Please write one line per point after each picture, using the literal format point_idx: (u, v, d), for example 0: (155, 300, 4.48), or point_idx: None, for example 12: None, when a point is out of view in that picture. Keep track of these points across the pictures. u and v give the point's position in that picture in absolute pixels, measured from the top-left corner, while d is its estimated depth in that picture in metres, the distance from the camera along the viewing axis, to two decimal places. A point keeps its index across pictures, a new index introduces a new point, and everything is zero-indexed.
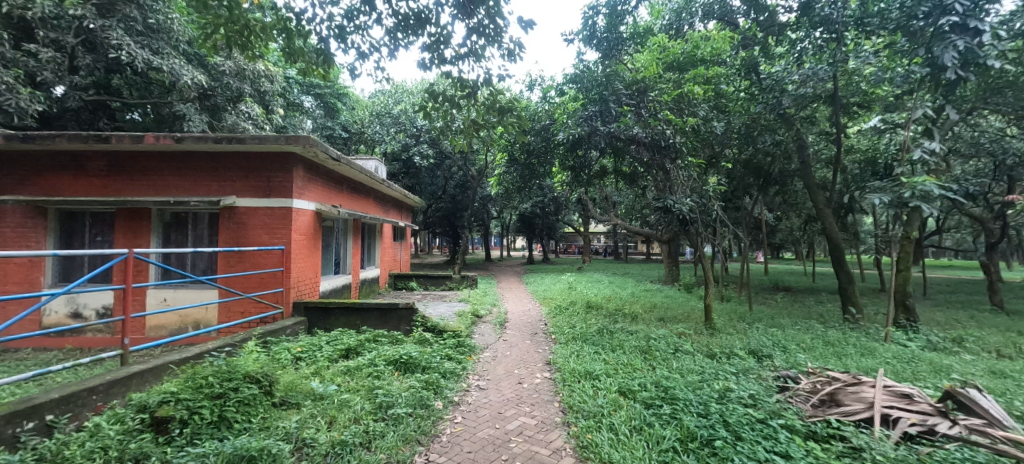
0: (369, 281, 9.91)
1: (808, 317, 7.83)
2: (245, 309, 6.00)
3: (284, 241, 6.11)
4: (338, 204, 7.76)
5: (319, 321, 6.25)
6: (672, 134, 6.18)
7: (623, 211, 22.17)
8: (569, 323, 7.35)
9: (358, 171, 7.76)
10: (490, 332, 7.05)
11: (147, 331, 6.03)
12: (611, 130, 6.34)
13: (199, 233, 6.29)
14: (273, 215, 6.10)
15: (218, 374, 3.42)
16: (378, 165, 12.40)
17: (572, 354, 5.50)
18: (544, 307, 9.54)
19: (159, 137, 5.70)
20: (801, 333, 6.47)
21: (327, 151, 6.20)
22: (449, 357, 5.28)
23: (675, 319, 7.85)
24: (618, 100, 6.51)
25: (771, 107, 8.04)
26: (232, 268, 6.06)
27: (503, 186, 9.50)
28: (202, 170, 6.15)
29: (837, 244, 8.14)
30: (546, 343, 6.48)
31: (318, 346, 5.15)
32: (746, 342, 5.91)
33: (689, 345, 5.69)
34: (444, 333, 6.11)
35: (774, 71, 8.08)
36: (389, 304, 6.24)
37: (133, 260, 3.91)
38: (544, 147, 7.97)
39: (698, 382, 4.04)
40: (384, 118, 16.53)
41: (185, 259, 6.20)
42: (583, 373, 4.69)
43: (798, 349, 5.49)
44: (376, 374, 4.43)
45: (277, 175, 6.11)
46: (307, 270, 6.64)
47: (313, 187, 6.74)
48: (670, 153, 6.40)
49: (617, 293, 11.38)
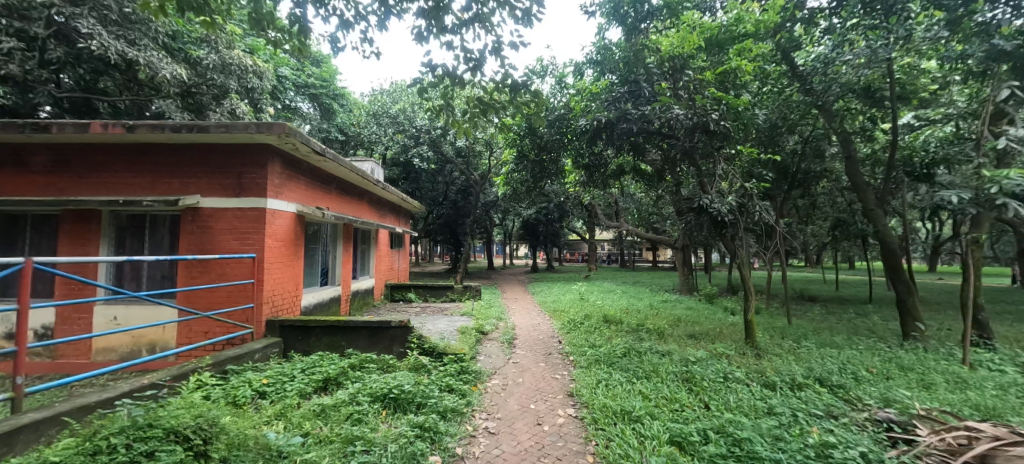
0: (362, 292, 8.98)
1: (861, 335, 6.86)
2: (209, 329, 5.06)
3: (256, 248, 5.16)
4: (324, 206, 6.82)
5: (296, 343, 5.27)
6: (721, 117, 5.25)
7: (632, 216, 21.20)
8: (589, 342, 6.38)
9: (350, 169, 6.87)
10: (497, 352, 6.09)
11: (92, 355, 5.09)
12: (644, 114, 5.51)
13: (156, 240, 5.35)
14: (243, 218, 5.17)
15: (129, 432, 2.52)
16: (374, 166, 11.53)
17: (599, 384, 4.53)
18: (556, 321, 8.58)
19: (108, 125, 4.81)
20: (866, 355, 5.52)
21: (306, 141, 5.25)
22: (450, 389, 4.33)
23: (708, 336, 6.90)
24: (650, 79, 5.67)
25: None
26: (195, 280, 5.12)
27: (511, 187, 8.59)
28: (160, 165, 5.23)
29: (892, 250, 7.15)
30: (564, 367, 5.54)
31: (289, 376, 4.21)
32: (806, 367, 4.98)
33: (740, 372, 4.74)
34: (444, 357, 5.14)
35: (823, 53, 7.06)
36: (381, 322, 5.28)
37: (32, 272, 2.95)
38: (558, 142, 7.07)
39: (777, 432, 3.12)
40: (381, 118, 15.78)
41: (140, 271, 5.28)
42: (620, 413, 3.73)
43: (873, 380, 4.56)
44: (358, 418, 3.49)
45: (249, 171, 5.20)
46: (286, 283, 5.69)
47: (293, 185, 5.79)
48: (720, 138, 5.45)
49: (633, 304, 10.43)
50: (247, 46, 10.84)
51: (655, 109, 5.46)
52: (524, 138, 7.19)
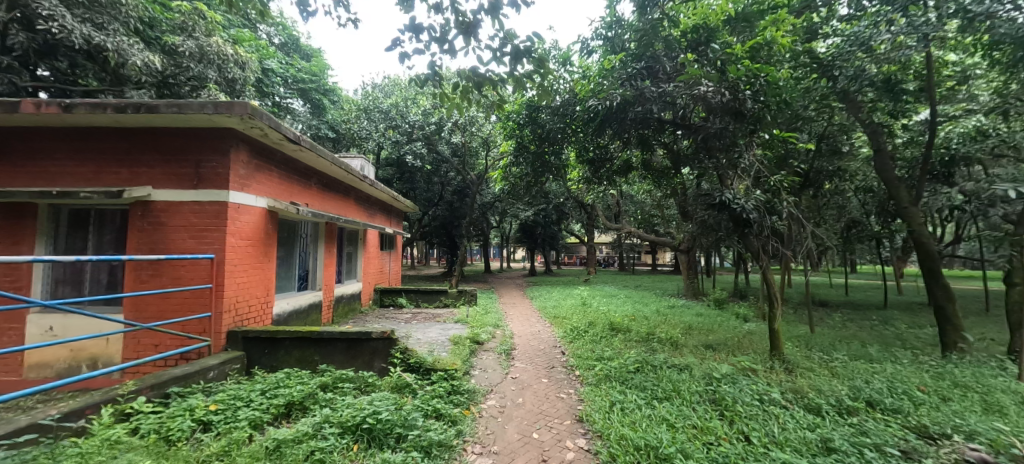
0: (348, 297, 8.28)
1: (896, 347, 6.26)
2: (160, 341, 4.37)
3: (215, 248, 4.47)
4: (301, 201, 6.13)
5: (262, 358, 4.58)
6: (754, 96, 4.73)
7: (634, 218, 20.51)
8: (596, 353, 5.72)
9: (331, 162, 6.19)
10: (494, 366, 5.41)
11: (25, 372, 4.37)
12: (665, 92, 5.05)
13: (104, 238, 4.67)
14: (201, 213, 4.48)
15: None
16: (364, 164, 10.83)
17: (614, 408, 3.85)
18: (557, 329, 7.92)
19: (41, 104, 4.11)
20: (911, 371, 4.91)
21: (275, 125, 4.56)
22: (438, 414, 3.65)
23: (727, 347, 6.26)
24: (672, 54, 5.22)
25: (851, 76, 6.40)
26: (144, 285, 4.42)
27: (509, 182, 7.92)
28: (106, 151, 4.53)
29: (928, 251, 6.53)
30: (570, 384, 4.87)
31: (244, 400, 3.52)
32: (848, 385, 4.37)
33: (777, 391, 4.09)
34: (432, 374, 4.48)
35: (857, 29, 6.35)
36: (359, 334, 4.60)
37: None
38: (562, 132, 6.37)
39: None
40: (372, 113, 14.77)
41: (83, 273, 4.58)
42: (644, 448, 3.08)
43: (933, 403, 3.94)
44: (320, 459, 2.81)
45: (208, 158, 4.51)
46: (253, 289, 4.99)
47: (262, 177, 5.10)
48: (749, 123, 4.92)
49: (639, 310, 9.75)
50: (230, 35, 10.03)
51: (680, 86, 4.95)
52: (525, 127, 6.53)
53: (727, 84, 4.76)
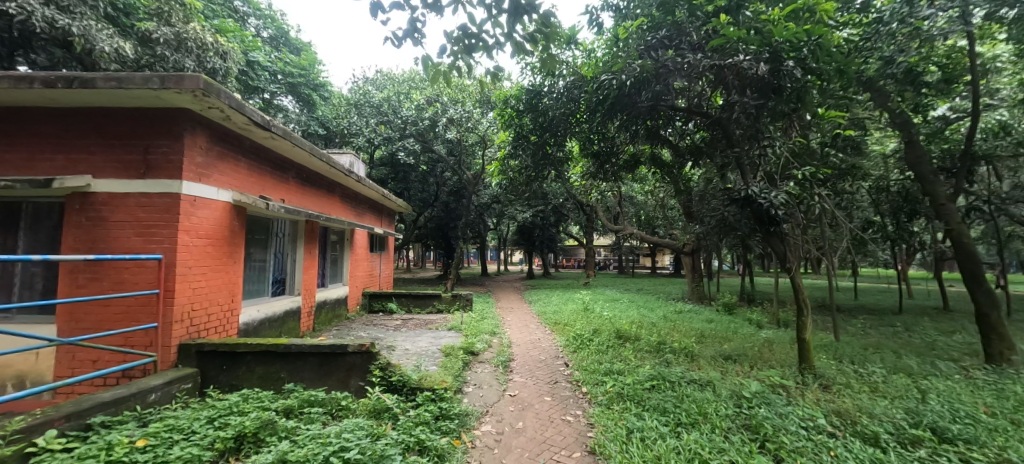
0: (332, 302, 7.65)
1: (933, 358, 5.69)
2: (99, 355, 3.74)
3: (165, 248, 3.83)
4: (275, 196, 5.51)
5: (221, 376, 3.96)
6: (800, 66, 4.18)
7: (636, 219, 19.93)
8: (604, 365, 5.11)
9: (309, 153, 5.57)
10: (491, 381, 4.79)
11: None
12: (694, 63, 4.59)
13: (39, 236, 4.04)
14: (149, 207, 3.85)
15: None
16: (354, 160, 10.17)
17: (632, 438, 3.24)
18: (558, 337, 7.29)
19: None
20: (964, 387, 4.33)
21: (235, 104, 3.92)
22: (422, 448, 3.02)
23: (748, 358, 5.66)
24: (698, 24, 4.68)
25: (885, 60, 5.80)
26: (82, 290, 3.79)
27: (506, 177, 7.30)
28: (42, 135, 3.90)
29: (968, 253, 5.95)
30: (576, 403, 4.26)
31: (184, 432, 2.89)
32: (900, 405, 3.79)
33: (822, 416, 3.48)
34: (418, 395, 3.86)
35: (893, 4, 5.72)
36: (333, 348, 3.98)
37: None
38: (566, 120, 5.75)
39: None
40: (364, 108, 14.16)
41: (13, 277, 3.95)
42: None
43: (1007, 429, 3.35)
44: None
45: (158, 142, 3.87)
46: (214, 294, 4.36)
47: (225, 167, 4.46)
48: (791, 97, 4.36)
49: (645, 316, 9.15)
50: (212, 25, 9.30)
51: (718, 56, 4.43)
52: (525, 115, 5.92)
53: (768, 52, 4.18)
